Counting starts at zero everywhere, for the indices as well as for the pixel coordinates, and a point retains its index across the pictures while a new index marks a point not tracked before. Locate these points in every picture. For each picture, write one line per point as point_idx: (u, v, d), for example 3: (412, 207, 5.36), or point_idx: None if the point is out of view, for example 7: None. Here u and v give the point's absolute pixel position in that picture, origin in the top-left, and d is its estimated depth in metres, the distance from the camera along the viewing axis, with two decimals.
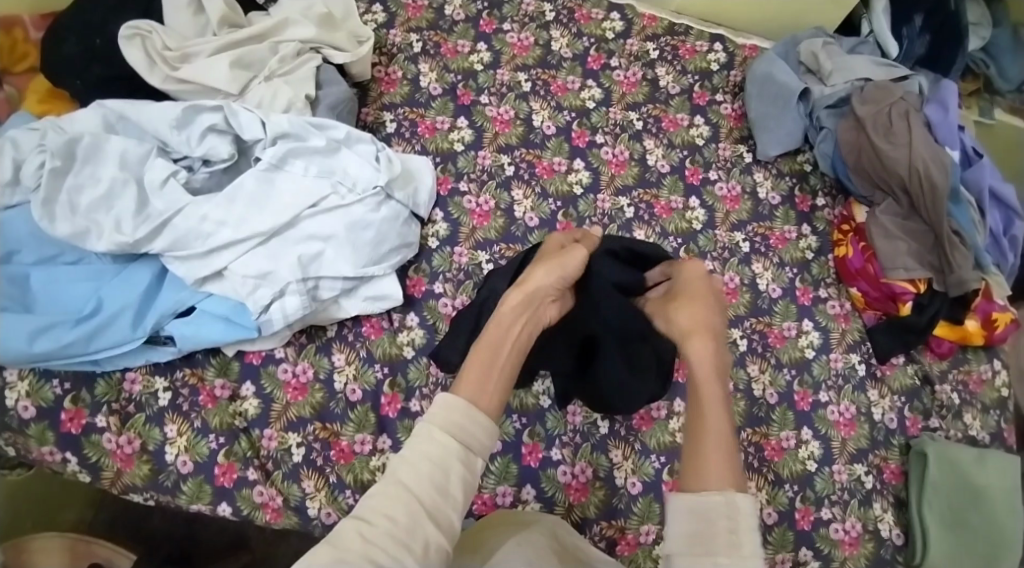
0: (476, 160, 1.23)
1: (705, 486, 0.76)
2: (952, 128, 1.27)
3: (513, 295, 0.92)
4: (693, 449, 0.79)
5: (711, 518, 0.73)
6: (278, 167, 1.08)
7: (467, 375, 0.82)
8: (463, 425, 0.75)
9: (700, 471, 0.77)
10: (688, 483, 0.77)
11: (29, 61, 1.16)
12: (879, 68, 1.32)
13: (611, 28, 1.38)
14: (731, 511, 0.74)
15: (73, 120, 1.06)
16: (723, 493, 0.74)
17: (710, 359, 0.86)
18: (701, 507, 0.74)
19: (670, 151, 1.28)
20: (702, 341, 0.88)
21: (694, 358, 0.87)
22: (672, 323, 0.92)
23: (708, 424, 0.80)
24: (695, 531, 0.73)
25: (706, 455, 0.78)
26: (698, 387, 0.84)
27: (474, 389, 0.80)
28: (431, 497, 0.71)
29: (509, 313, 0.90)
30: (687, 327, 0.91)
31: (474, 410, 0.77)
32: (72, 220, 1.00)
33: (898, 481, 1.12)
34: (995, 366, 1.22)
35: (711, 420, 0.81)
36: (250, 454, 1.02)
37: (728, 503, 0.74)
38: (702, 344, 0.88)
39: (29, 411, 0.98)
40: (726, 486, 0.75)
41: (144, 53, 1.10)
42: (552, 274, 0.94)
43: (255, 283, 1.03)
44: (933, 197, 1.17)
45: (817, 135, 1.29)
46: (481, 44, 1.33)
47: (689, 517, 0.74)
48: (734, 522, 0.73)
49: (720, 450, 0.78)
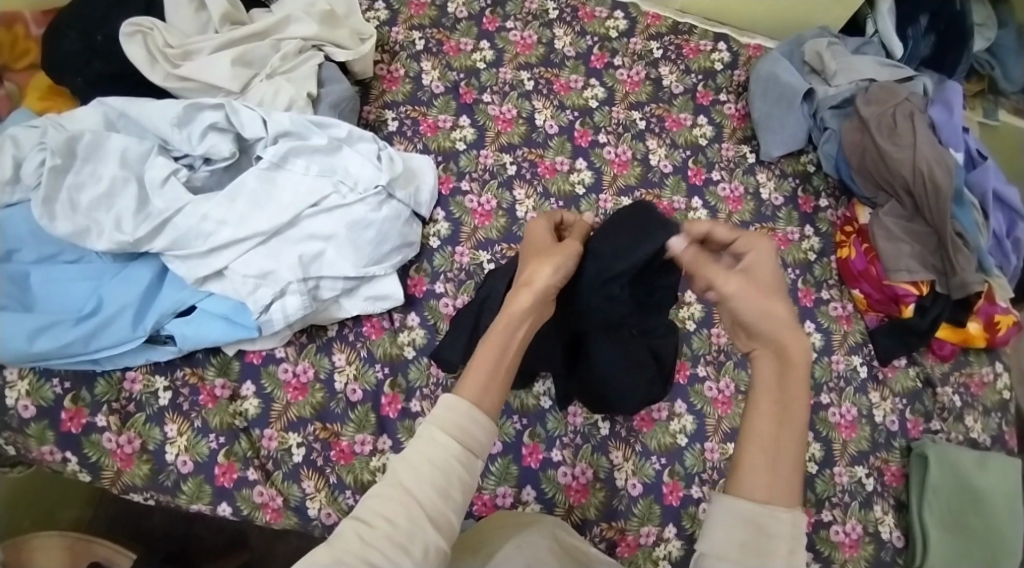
0: (477, 159, 1.22)
1: (770, 498, 0.71)
2: (956, 129, 1.26)
3: (520, 295, 0.84)
4: (764, 450, 0.72)
5: (771, 535, 0.69)
6: (279, 166, 1.08)
7: (475, 372, 0.76)
8: (466, 427, 0.72)
9: (768, 479, 0.71)
10: (751, 489, 0.71)
11: (30, 57, 1.16)
12: (883, 69, 1.31)
13: (614, 27, 1.38)
14: (794, 532, 0.69)
15: (73, 118, 1.06)
16: (790, 512, 0.70)
17: (807, 367, 0.75)
18: (761, 520, 0.69)
19: (673, 150, 1.28)
20: (797, 344, 0.75)
21: (792, 360, 0.75)
22: (771, 324, 0.75)
23: (787, 433, 0.73)
24: (749, 543, 0.69)
25: (779, 467, 0.72)
26: (788, 394, 0.74)
27: (480, 388, 0.75)
28: (432, 501, 0.69)
29: (517, 308, 0.82)
30: (788, 334, 0.75)
31: (479, 411, 0.73)
32: (72, 219, 0.99)
33: (898, 484, 1.12)
34: (996, 369, 1.22)
35: (791, 430, 0.73)
36: (250, 454, 1.02)
37: (792, 524, 0.70)
38: (801, 347, 0.75)
39: (29, 410, 0.98)
40: (791, 502, 0.71)
41: (145, 50, 1.10)
42: (553, 269, 0.87)
43: (255, 283, 1.03)
44: (936, 199, 1.16)
45: (820, 136, 1.29)
46: (484, 42, 1.32)
47: (745, 527, 0.69)
48: (794, 543, 0.69)
49: (794, 463, 0.72)
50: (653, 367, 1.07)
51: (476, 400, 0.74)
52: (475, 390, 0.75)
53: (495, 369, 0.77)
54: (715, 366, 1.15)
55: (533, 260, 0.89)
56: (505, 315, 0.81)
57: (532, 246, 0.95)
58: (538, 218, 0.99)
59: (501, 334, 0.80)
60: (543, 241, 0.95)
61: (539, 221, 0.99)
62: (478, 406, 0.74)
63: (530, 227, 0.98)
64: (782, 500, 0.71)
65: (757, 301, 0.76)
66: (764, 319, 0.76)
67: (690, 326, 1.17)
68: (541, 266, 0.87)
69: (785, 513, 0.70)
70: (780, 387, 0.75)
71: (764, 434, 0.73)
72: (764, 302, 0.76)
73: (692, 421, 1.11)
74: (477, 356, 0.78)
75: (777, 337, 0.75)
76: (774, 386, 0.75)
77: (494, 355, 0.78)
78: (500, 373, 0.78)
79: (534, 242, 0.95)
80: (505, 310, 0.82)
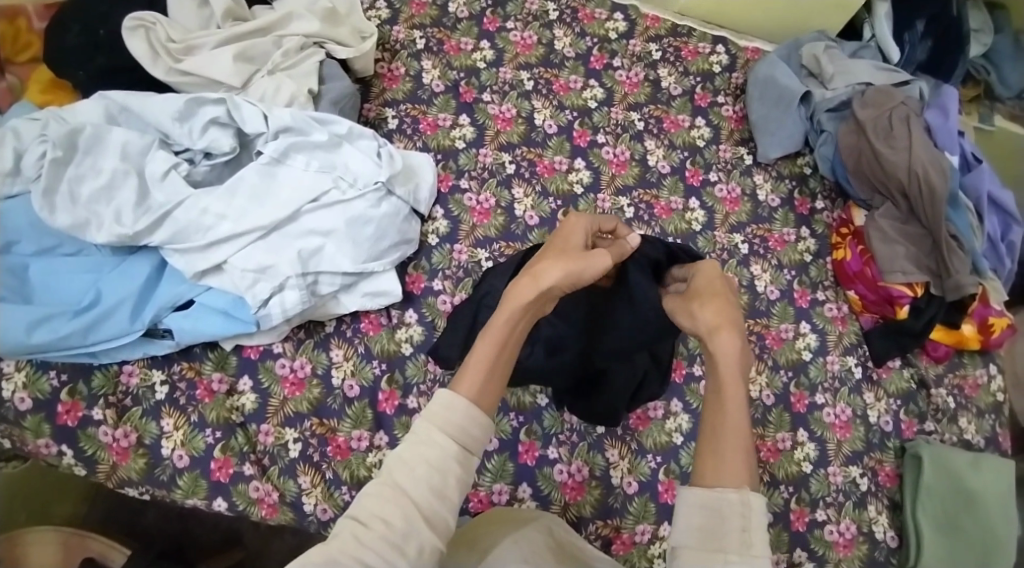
0: (477, 158, 1.23)
1: (717, 481, 0.70)
2: (952, 133, 1.27)
3: (523, 288, 0.79)
4: (707, 440, 0.73)
5: (720, 515, 0.68)
6: (279, 161, 1.09)
7: (477, 362, 0.75)
8: (464, 426, 0.71)
9: (714, 464, 0.71)
10: (700, 478, 0.71)
11: (32, 51, 1.16)
12: (880, 73, 1.33)
13: (614, 28, 1.39)
14: (744, 510, 0.67)
15: (74, 111, 1.06)
16: (736, 490, 0.69)
17: (737, 356, 0.76)
18: (711, 503, 0.68)
19: (671, 151, 1.29)
20: (726, 332, 0.77)
21: (720, 351, 0.77)
22: (694, 317, 0.80)
23: (727, 419, 0.73)
24: (700, 527, 0.68)
25: (721, 449, 0.72)
26: (721, 385, 0.75)
27: (479, 384, 0.74)
28: (429, 503, 0.68)
29: (516, 302, 0.78)
30: (710, 322, 0.79)
31: (476, 410, 0.72)
32: (72, 212, 1.00)
33: (892, 484, 1.13)
34: (990, 371, 1.23)
35: (729, 415, 0.73)
36: (246, 449, 1.03)
37: (742, 502, 0.68)
38: (730, 337, 0.77)
39: (25, 403, 0.98)
40: (739, 482, 0.69)
41: (147, 45, 1.10)
42: (563, 271, 0.79)
43: (254, 277, 1.03)
44: (931, 202, 1.17)
45: (817, 139, 1.30)
46: (484, 42, 1.33)
47: (694, 510, 0.69)
48: (746, 523, 0.67)
49: (736, 445, 0.71)
50: (648, 368, 1.07)
51: (475, 398, 0.74)
52: (475, 387, 0.74)
53: (496, 364, 0.76)
54: None
55: (553, 253, 0.84)
56: (507, 306, 0.78)
57: (560, 244, 0.87)
58: (579, 215, 0.89)
59: (503, 322, 0.77)
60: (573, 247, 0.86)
61: (580, 219, 0.89)
62: (475, 403, 0.73)
63: (568, 223, 0.89)
64: (733, 483, 0.70)
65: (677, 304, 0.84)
66: (685, 318, 0.82)
67: None
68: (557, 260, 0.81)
69: (732, 491, 0.68)
70: (716, 378, 0.76)
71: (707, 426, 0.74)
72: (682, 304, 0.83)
73: (688, 419, 1.12)
74: (479, 341, 0.77)
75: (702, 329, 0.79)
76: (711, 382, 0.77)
77: (495, 347, 0.76)
78: (496, 370, 0.76)
79: (565, 240, 0.87)
80: (507, 298, 0.78)
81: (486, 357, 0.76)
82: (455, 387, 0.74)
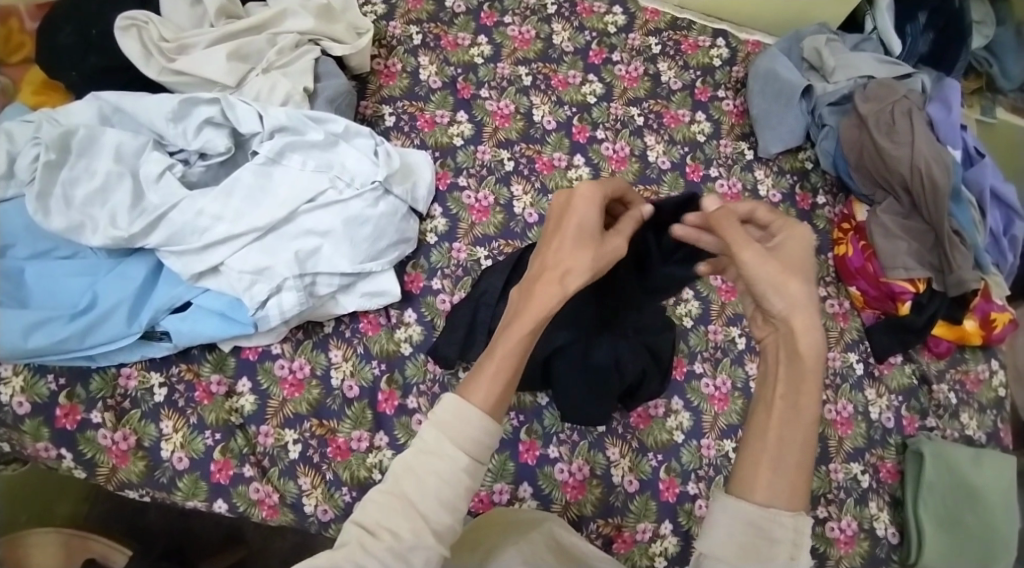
0: (475, 155, 1.22)
1: (771, 500, 0.67)
2: (954, 126, 1.26)
3: (542, 298, 0.75)
4: (767, 446, 0.69)
5: (771, 539, 0.66)
6: (275, 161, 1.07)
7: (493, 371, 0.73)
8: (475, 436, 0.70)
9: (771, 479, 0.67)
10: (753, 489, 0.67)
11: (25, 52, 1.15)
12: (882, 65, 1.31)
13: (613, 22, 1.37)
14: (795, 538, 0.66)
15: (68, 112, 1.05)
16: (791, 514, 0.66)
17: (817, 361, 0.72)
18: (762, 522, 0.66)
19: (671, 147, 1.28)
20: (809, 329, 0.72)
21: (803, 349, 0.72)
22: (786, 296, 0.73)
23: (795, 428, 0.69)
24: (746, 546, 0.65)
25: (781, 465, 0.68)
26: (795, 385, 0.71)
27: (493, 396, 0.72)
28: (441, 516, 0.68)
29: (541, 309, 0.75)
30: (800, 314, 0.72)
31: (485, 419, 0.71)
32: (67, 214, 0.99)
33: (894, 480, 1.12)
34: (992, 366, 1.23)
35: (797, 427, 0.69)
36: (246, 451, 1.02)
37: (795, 528, 0.66)
38: (816, 339, 0.72)
39: (24, 407, 0.97)
40: (793, 505, 0.67)
41: (140, 44, 1.09)
42: (589, 272, 0.77)
43: (252, 279, 1.02)
44: (934, 197, 1.16)
45: (819, 133, 1.29)
46: (482, 37, 1.32)
47: (742, 528, 0.66)
48: (796, 550, 0.66)
49: (799, 461, 0.68)
50: (647, 363, 1.06)
51: (488, 408, 0.72)
52: (489, 399, 0.72)
53: (515, 373, 0.74)
54: (712, 363, 1.15)
55: (572, 247, 0.79)
56: (530, 315, 0.75)
57: (574, 230, 0.80)
58: (591, 186, 0.82)
59: (525, 329, 0.74)
60: (590, 232, 0.80)
61: (591, 188, 0.82)
62: (489, 414, 0.72)
63: (578, 198, 0.81)
64: (786, 502, 0.67)
65: (769, 271, 0.74)
66: (774, 293, 0.74)
67: (688, 323, 1.17)
68: (578, 260, 0.78)
69: (787, 515, 0.66)
70: (791, 378, 0.72)
71: (766, 428, 0.70)
72: (776, 274, 0.74)
73: (689, 417, 1.12)
74: (497, 347, 0.74)
75: (787, 315, 0.73)
76: (784, 376, 0.72)
77: (516, 353, 0.74)
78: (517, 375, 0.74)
79: (578, 220, 0.80)
80: (531, 301, 0.76)
81: (508, 361, 0.74)
82: (466, 396, 0.72)
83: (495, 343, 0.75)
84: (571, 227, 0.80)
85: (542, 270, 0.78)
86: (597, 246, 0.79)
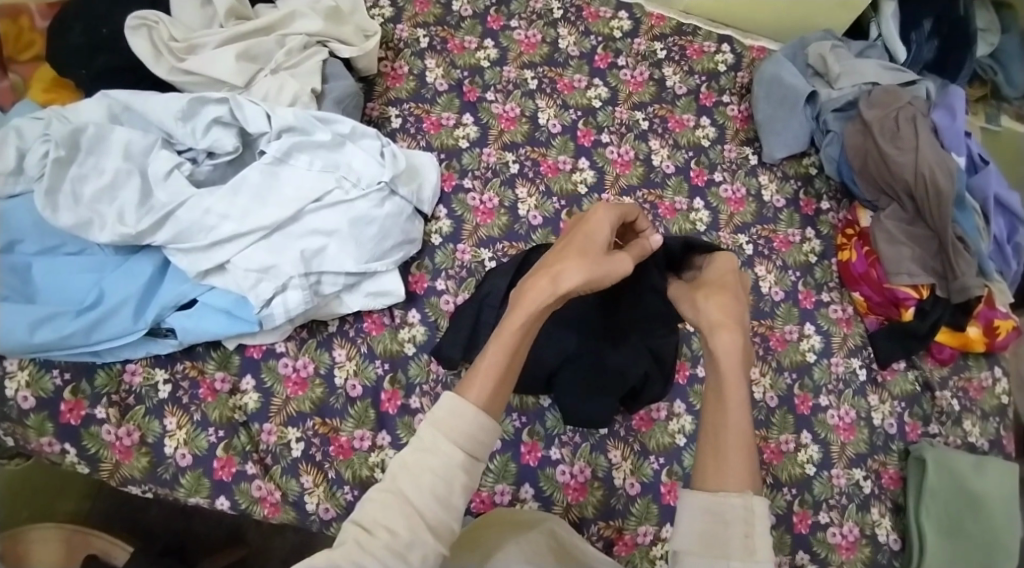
0: (481, 157, 1.22)
1: (721, 485, 0.70)
2: (959, 134, 1.26)
3: (538, 292, 0.78)
4: (709, 442, 0.73)
5: (725, 521, 0.68)
6: (282, 161, 1.08)
7: (486, 369, 0.75)
8: (470, 431, 0.71)
9: (716, 468, 0.71)
10: (705, 479, 0.71)
11: (35, 50, 1.16)
12: (887, 73, 1.32)
13: (619, 27, 1.38)
14: (748, 515, 0.68)
15: (77, 110, 1.06)
16: (741, 495, 0.69)
17: (737, 355, 0.76)
18: (716, 507, 0.69)
19: (675, 151, 1.28)
20: (727, 327, 0.77)
21: (718, 350, 0.76)
22: (699, 311, 0.80)
23: (729, 420, 0.73)
24: (706, 533, 0.68)
25: (723, 452, 0.72)
26: (722, 382, 0.75)
27: (487, 391, 0.74)
28: (439, 512, 0.68)
29: (533, 305, 0.77)
30: (712, 318, 0.79)
31: (483, 416, 0.72)
32: (75, 211, 1.00)
33: (896, 486, 1.12)
34: (995, 374, 1.23)
35: (733, 417, 0.73)
36: (249, 448, 1.03)
37: (744, 506, 0.68)
38: (730, 337, 0.77)
39: (29, 401, 0.98)
40: (743, 487, 0.70)
41: (150, 43, 1.10)
42: (586, 274, 0.78)
43: (257, 277, 1.03)
44: (937, 204, 1.17)
45: (823, 139, 1.29)
46: (488, 40, 1.33)
47: (701, 517, 0.69)
48: (751, 526, 0.68)
49: (740, 447, 0.72)
50: (650, 367, 1.06)
51: (483, 403, 0.73)
52: (483, 394, 0.73)
53: (506, 371, 0.75)
54: None
55: (574, 253, 0.80)
56: (522, 309, 0.77)
57: (583, 239, 0.82)
58: (607, 208, 0.85)
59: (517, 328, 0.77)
60: (596, 245, 0.82)
61: (606, 212, 0.85)
62: (485, 410, 0.73)
63: (590, 217, 0.84)
64: (735, 486, 0.70)
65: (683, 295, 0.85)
66: (690, 310, 0.82)
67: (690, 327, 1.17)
68: (577, 262, 0.79)
69: (737, 497, 0.69)
70: (719, 379, 0.76)
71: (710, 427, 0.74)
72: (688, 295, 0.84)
73: (691, 421, 1.12)
74: (491, 347, 0.77)
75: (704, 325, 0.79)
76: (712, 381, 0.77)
77: (507, 352, 0.76)
78: (508, 377, 0.76)
79: (588, 233, 0.83)
80: (522, 300, 0.77)
81: (494, 369, 0.75)
82: (463, 394, 0.73)
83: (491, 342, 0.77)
84: (579, 236, 0.82)
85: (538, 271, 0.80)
86: (599, 256, 0.81)
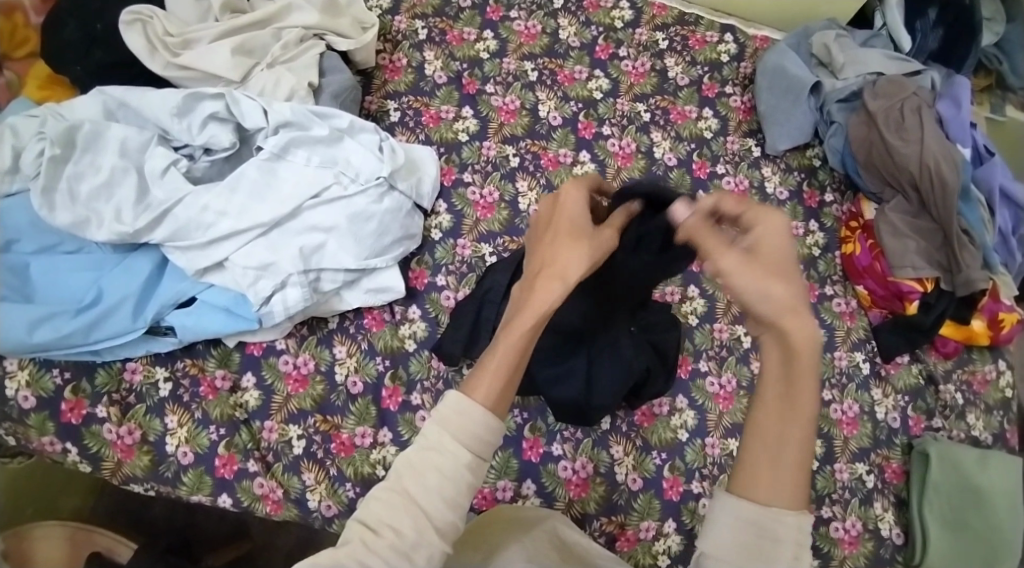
0: (480, 151, 1.21)
1: (772, 498, 0.64)
2: (964, 124, 1.25)
3: (543, 287, 0.75)
4: (764, 445, 0.66)
5: (775, 540, 0.63)
6: (279, 156, 1.07)
7: (493, 370, 0.72)
8: (478, 433, 0.69)
9: (772, 479, 0.64)
10: (753, 487, 0.65)
11: (30, 46, 1.15)
12: (892, 62, 1.30)
13: (619, 17, 1.36)
14: (799, 535, 0.63)
15: (74, 107, 1.05)
16: (794, 513, 0.64)
17: (812, 349, 0.65)
18: (767, 523, 0.63)
19: (678, 143, 1.27)
20: (799, 325, 0.65)
21: (794, 341, 0.65)
22: (767, 288, 0.66)
23: (794, 426, 0.66)
24: (751, 548, 0.63)
25: (783, 464, 0.65)
26: (790, 381, 0.66)
27: (496, 393, 0.71)
28: (441, 513, 0.67)
29: (541, 304, 0.74)
30: (782, 306, 0.65)
31: (492, 415, 0.70)
32: (72, 210, 0.99)
33: (899, 481, 1.12)
34: (999, 367, 1.21)
35: (796, 426, 0.65)
36: (250, 446, 1.02)
37: (798, 526, 0.63)
38: (805, 326, 0.66)
39: (29, 401, 0.98)
40: (796, 504, 0.64)
41: (145, 39, 1.09)
42: (586, 264, 0.76)
43: (256, 275, 1.02)
44: (943, 196, 1.16)
45: (827, 130, 1.28)
46: (487, 31, 1.31)
47: (745, 529, 0.63)
48: (800, 548, 0.63)
49: (798, 458, 0.65)
50: (651, 361, 1.06)
51: (491, 405, 0.71)
52: (491, 395, 0.71)
53: (515, 370, 0.73)
54: (717, 361, 1.15)
55: (567, 239, 0.78)
56: (532, 311, 0.73)
57: (567, 223, 0.80)
58: (575, 185, 0.83)
59: (527, 326, 0.73)
60: (581, 223, 0.80)
61: (574, 187, 0.83)
62: (489, 409, 0.70)
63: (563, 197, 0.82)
64: (787, 501, 0.64)
65: (748, 269, 0.66)
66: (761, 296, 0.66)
67: (693, 321, 1.17)
68: (574, 251, 0.77)
69: (790, 515, 0.63)
70: (785, 374, 0.67)
71: (763, 426, 0.66)
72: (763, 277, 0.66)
73: (693, 416, 1.11)
74: (499, 344, 0.73)
75: (774, 318, 0.66)
76: (776, 379, 0.67)
77: (516, 353, 0.73)
78: (518, 371, 0.74)
79: (569, 219, 0.80)
80: (529, 300, 0.74)
81: (511, 354, 0.73)
82: (469, 394, 0.71)
83: (498, 341, 0.74)
84: (563, 223, 0.80)
85: (539, 269, 0.77)
86: (591, 238, 0.78)
